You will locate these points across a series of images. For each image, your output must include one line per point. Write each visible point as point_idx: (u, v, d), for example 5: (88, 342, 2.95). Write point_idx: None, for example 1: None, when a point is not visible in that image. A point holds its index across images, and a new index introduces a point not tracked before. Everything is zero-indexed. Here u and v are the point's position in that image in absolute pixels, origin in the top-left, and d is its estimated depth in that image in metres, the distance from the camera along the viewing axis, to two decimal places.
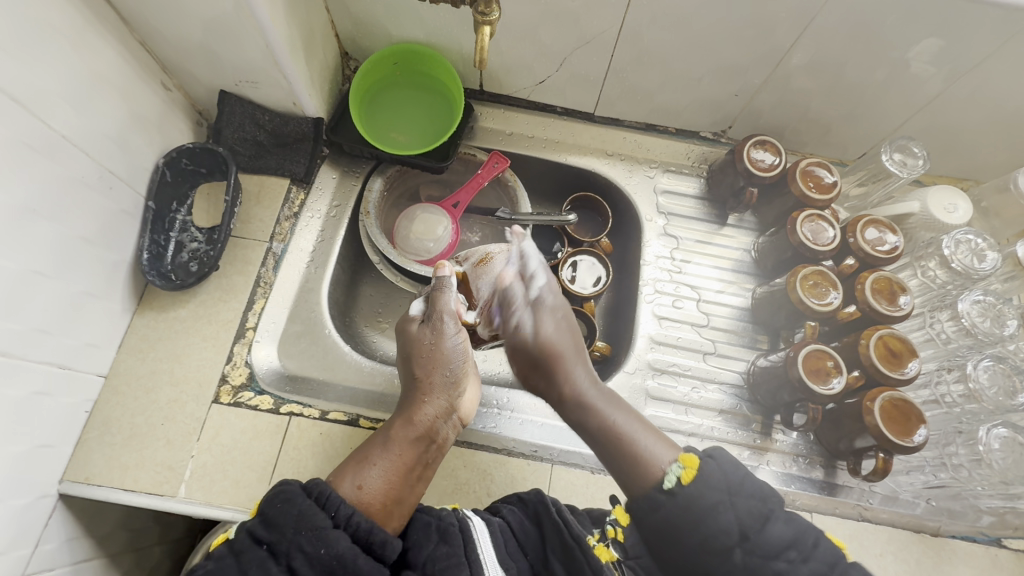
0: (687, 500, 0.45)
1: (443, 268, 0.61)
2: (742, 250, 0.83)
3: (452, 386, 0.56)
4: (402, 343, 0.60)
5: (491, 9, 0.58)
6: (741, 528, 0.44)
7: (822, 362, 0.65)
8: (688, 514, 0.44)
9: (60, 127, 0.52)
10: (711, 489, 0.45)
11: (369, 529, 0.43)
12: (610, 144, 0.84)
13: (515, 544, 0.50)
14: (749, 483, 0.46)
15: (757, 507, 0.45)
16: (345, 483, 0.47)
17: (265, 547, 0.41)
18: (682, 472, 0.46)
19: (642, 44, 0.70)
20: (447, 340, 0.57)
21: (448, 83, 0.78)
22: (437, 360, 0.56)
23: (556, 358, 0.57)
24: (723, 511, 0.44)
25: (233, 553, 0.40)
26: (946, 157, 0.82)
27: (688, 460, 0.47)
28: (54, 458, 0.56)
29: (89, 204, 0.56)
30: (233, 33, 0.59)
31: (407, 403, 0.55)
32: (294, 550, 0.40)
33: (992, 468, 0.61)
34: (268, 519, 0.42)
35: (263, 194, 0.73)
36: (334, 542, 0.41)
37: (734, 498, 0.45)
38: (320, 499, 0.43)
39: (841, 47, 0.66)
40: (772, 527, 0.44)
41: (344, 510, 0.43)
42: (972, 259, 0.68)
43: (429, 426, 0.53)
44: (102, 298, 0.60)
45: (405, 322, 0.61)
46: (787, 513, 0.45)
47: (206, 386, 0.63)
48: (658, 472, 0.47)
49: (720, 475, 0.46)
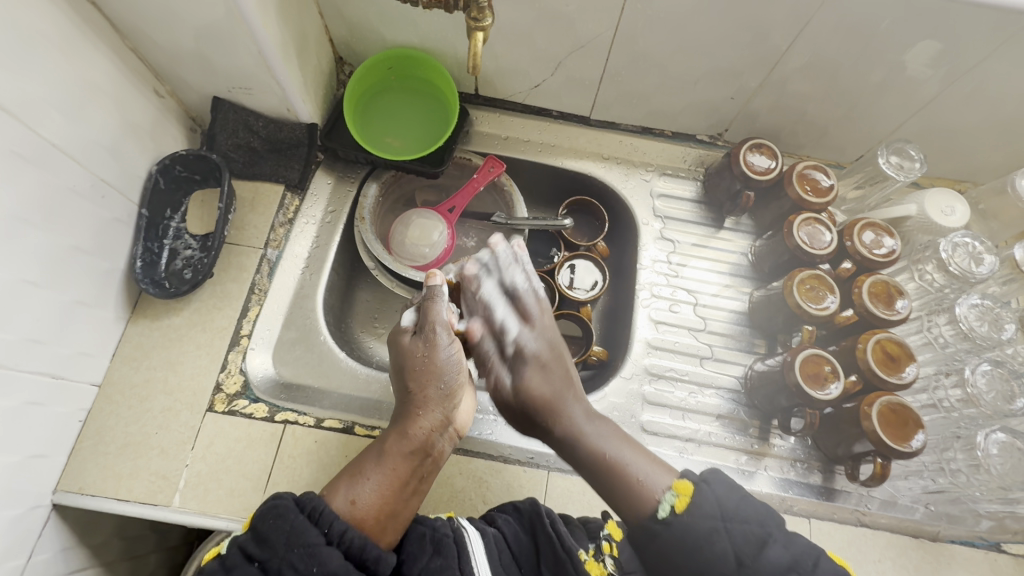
0: (682, 530, 0.45)
1: (433, 278, 0.62)
2: (739, 253, 0.83)
3: (446, 399, 0.56)
4: (394, 357, 0.59)
5: (484, 15, 0.57)
6: (737, 555, 0.44)
7: (819, 367, 0.65)
8: (684, 543, 0.45)
9: (49, 135, 0.52)
10: (705, 517, 0.45)
11: (362, 547, 0.43)
12: (605, 147, 0.84)
13: (509, 556, 0.50)
14: (743, 508, 0.46)
15: (754, 531, 0.45)
16: (338, 497, 0.46)
17: (256, 564, 0.40)
18: (676, 501, 0.47)
19: (637, 47, 0.70)
20: (440, 352, 0.57)
21: (443, 86, 0.78)
22: (431, 372, 0.56)
23: (548, 393, 0.58)
24: (719, 539, 0.44)
25: (223, 569, 0.40)
26: (944, 158, 0.81)
27: (682, 487, 0.47)
28: (47, 468, 0.55)
29: (79, 213, 0.56)
30: (225, 39, 0.59)
31: (401, 416, 0.54)
32: (285, 567, 0.40)
33: (990, 474, 0.59)
34: (260, 535, 0.41)
35: (258, 200, 0.73)
36: (327, 560, 0.40)
37: (730, 524, 0.45)
38: (314, 514, 0.43)
39: (836, 49, 0.66)
40: (770, 552, 0.44)
41: (338, 526, 0.43)
42: (970, 262, 0.67)
43: (424, 438, 0.52)
44: (94, 306, 0.60)
45: (397, 334, 0.61)
46: (786, 534, 0.45)
47: (200, 394, 0.63)
48: (653, 500, 0.48)
49: (716, 503, 0.46)
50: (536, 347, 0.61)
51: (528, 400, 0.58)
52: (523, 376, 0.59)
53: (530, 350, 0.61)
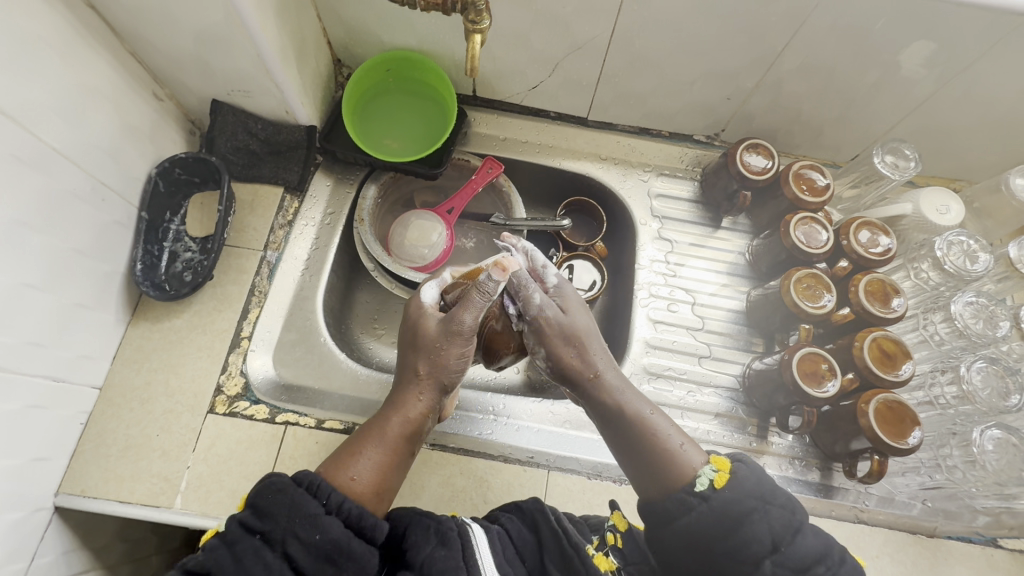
0: (723, 505, 0.45)
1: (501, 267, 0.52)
2: (736, 252, 0.83)
3: (447, 387, 0.55)
4: (411, 327, 0.56)
5: (482, 18, 0.57)
6: (774, 537, 0.44)
7: (817, 365, 0.65)
8: (720, 518, 0.45)
9: (49, 139, 0.52)
10: (746, 495, 0.45)
11: (360, 515, 0.44)
12: (603, 148, 0.85)
13: (513, 551, 0.50)
14: (778, 493, 0.46)
15: (788, 516, 0.45)
16: (337, 473, 0.47)
17: (259, 537, 0.41)
18: (716, 476, 0.47)
19: (634, 48, 0.70)
20: (454, 345, 0.53)
21: (441, 89, 0.78)
22: (439, 361, 0.53)
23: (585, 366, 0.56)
24: (757, 518, 0.44)
25: (225, 544, 0.40)
26: (939, 157, 0.82)
27: (721, 463, 0.48)
28: (48, 470, 0.55)
29: (79, 216, 0.56)
30: (224, 42, 0.59)
31: (401, 393, 0.54)
32: (289, 537, 0.40)
33: (985, 470, 0.61)
34: (260, 510, 0.42)
35: (257, 203, 0.73)
36: (328, 528, 0.41)
37: (768, 506, 0.45)
38: (311, 489, 0.43)
39: (831, 50, 0.67)
40: (804, 539, 0.44)
41: (336, 497, 0.44)
42: (964, 260, 0.68)
43: (421, 422, 0.53)
44: (95, 309, 0.60)
45: (420, 305, 0.57)
46: (812, 526, 0.46)
47: (201, 397, 0.63)
48: (690, 474, 0.48)
49: (754, 480, 0.46)
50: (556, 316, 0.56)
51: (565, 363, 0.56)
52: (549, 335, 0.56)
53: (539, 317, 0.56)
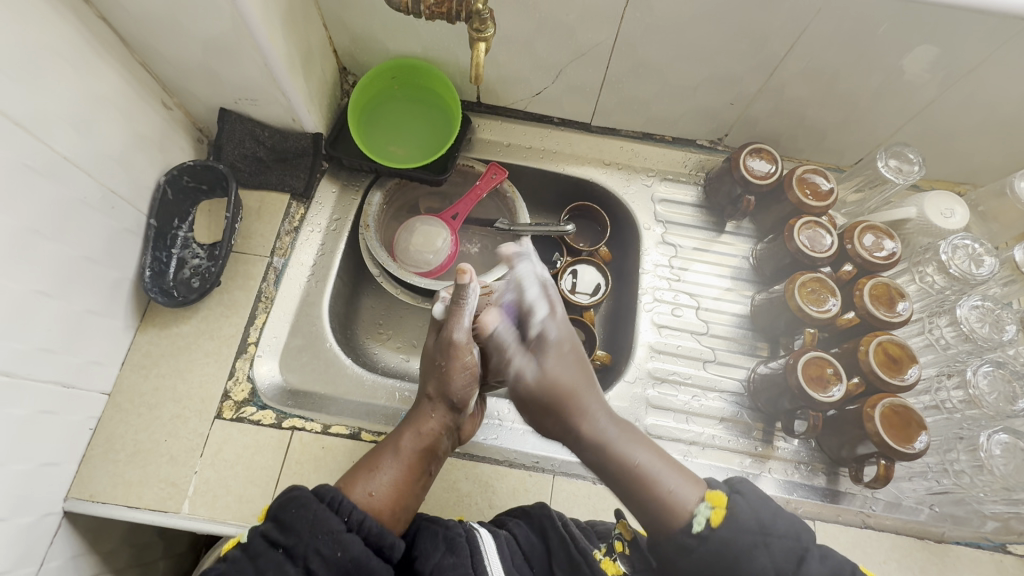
0: (721, 543, 0.45)
1: (465, 278, 0.52)
2: (740, 256, 0.83)
3: (458, 408, 0.56)
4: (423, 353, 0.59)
5: (486, 26, 0.58)
6: (777, 570, 0.44)
7: (822, 369, 0.65)
8: (723, 556, 0.45)
9: (62, 148, 0.53)
10: (743, 531, 0.45)
11: (380, 534, 0.44)
12: (607, 153, 0.85)
13: (521, 558, 0.50)
14: (779, 521, 0.46)
15: (792, 546, 0.45)
16: (354, 490, 0.48)
17: (281, 550, 0.41)
18: (711, 514, 0.46)
19: (637, 55, 0.71)
20: (458, 361, 0.55)
21: (433, 85, 0.79)
22: (447, 377, 0.55)
23: (564, 395, 0.57)
24: (758, 555, 0.44)
25: (248, 556, 0.41)
26: (944, 161, 0.82)
27: (716, 499, 0.47)
28: (58, 476, 0.56)
29: (90, 224, 0.57)
30: (232, 52, 0.60)
31: (415, 412, 0.56)
32: (311, 553, 0.41)
33: (993, 474, 0.60)
34: (283, 523, 0.42)
35: (264, 209, 0.74)
36: (350, 546, 0.42)
37: (768, 539, 0.45)
38: (333, 504, 0.44)
39: (834, 56, 0.67)
40: (808, 568, 0.44)
41: (357, 515, 0.44)
42: (970, 264, 0.68)
43: (437, 438, 0.54)
44: (105, 315, 0.61)
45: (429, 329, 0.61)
46: (821, 549, 0.45)
47: (209, 402, 0.63)
48: (685, 515, 0.47)
49: (753, 515, 0.46)
50: (556, 335, 0.61)
51: (553, 387, 0.58)
52: (545, 363, 0.59)
53: (553, 338, 0.61)
